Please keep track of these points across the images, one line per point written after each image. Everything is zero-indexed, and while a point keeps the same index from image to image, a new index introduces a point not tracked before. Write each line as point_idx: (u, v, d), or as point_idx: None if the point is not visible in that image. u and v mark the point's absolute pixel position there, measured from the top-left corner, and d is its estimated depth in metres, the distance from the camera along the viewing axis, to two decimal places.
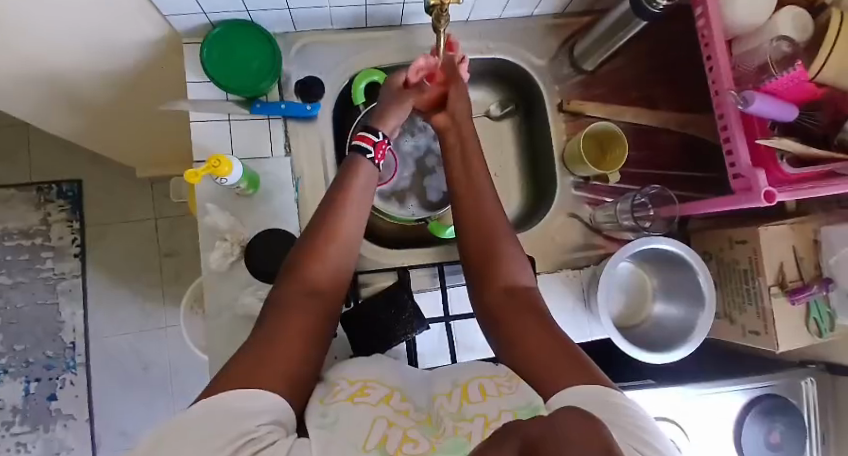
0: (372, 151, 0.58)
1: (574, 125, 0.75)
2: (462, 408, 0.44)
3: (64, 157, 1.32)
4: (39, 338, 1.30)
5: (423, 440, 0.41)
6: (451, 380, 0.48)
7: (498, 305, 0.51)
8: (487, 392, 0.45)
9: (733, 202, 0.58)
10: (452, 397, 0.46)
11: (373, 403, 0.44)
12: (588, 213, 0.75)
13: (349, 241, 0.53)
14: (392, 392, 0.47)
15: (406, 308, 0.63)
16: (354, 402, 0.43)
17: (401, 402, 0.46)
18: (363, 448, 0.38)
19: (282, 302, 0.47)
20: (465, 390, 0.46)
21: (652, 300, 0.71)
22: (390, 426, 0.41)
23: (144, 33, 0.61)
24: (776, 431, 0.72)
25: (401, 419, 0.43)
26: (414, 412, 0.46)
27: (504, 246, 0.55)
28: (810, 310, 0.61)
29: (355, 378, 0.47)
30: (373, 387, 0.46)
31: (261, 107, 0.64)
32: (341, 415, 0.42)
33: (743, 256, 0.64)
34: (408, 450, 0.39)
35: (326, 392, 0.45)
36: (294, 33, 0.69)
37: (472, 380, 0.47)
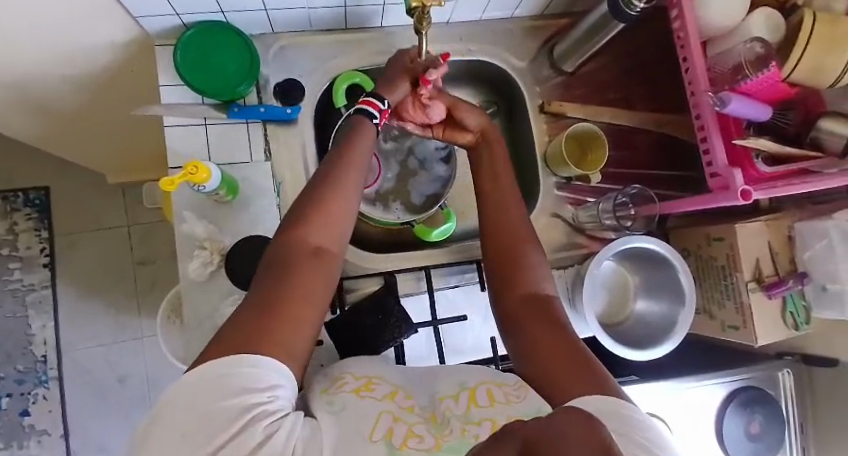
0: (378, 116, 0.57)
1: (556, 126, 0.76)
2: (469, 411, 0.43)
3: (29, 163, 1.27)
4: (8, 352, 1.25)
5: (428, 435, 0.40)
6: (459, 382, 0.48)
7: (517, 310, 0.51)
8: (495, 398, 0.45)
9: (711, 200, 0.59)
10: (459, 400, 0.45)
11: (378, 397, 0.44)
12: (570, 213, 0.75)
13: (346, 204, 0.49)
14: (395, 389, 0.47)
15: (393, 312, 0.62)
16: (359, 396, 0.44)
17: (405, 399, 0.46)
18: (369, 438, 0.38)
19: (286, 258, 0.44)
20: (473, 392, 0.46)
21: (634, 299, 0.71)
22: (395, 420, 0.41)
23: (113, 35, 0.58)
24: (756, 421, 0.74)
25: (405, 415, 0.43)
26: (419, 410, 0.45)
27: (525, 252, 0.55)
28: (786, 304, 0.63)
29: (359, 375, 0.48)
30: (377, 383, 0.47)
31: (239, 111, 0.63)
32: (347, 405, 0.42)
33: (720, 253, 0.66)
34: (413, 444, 0.39)
35: (331, 384, 0.46)
36: (271, 35, 0.68)
37: (480, 385, 0.47)
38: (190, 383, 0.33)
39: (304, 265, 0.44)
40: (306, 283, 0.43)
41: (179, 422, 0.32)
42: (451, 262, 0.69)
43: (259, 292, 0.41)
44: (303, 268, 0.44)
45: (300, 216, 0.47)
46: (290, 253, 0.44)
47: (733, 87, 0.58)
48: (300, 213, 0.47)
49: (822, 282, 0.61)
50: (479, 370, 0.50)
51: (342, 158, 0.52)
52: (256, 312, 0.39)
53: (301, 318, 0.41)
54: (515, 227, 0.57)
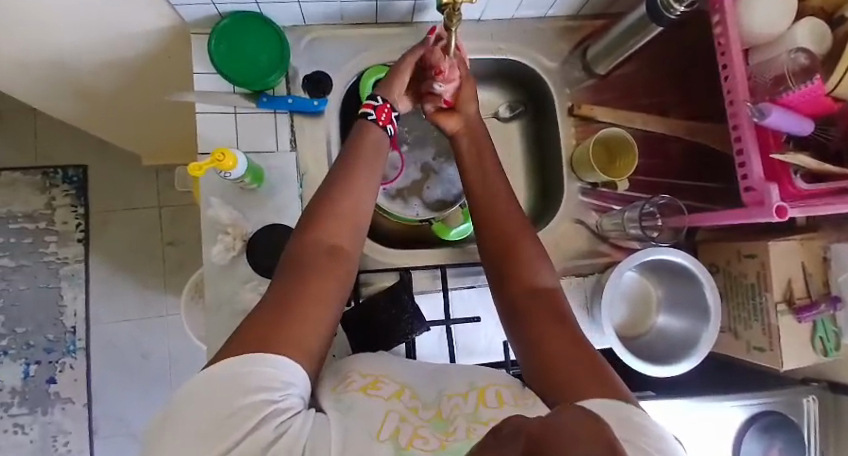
0: (373, 114, 0.58)
1: (584, 131, 0.74)
2: (478, 410, 0.43)
3: (70, 142, 1.32)
4: (40, 321, 1.31)
5: (432, 437, 0.40)
6: (468, 381, 0.48)
7: (520, 308, 0.50)
8: (504, 399, 0.44)
9: (744, 215, 0.57)
10: (467, 399, 0.45)
11: (385, 397, 0.45)
12: (594, 220, 0.73)
13: (359, 219, 0.51)
14: (401, 389, 0.47)
15: (407, 308, 0.62)
16: (367, 394, 0.45)
17: (410, 400, 0.46)
18: (377, 436, 0.39)
19: (304, 260, 0.45)
20: (482, 393, 0.46)
21: (656, 312, 0.69)
22: (401, 420, 0.42)
23: (153, 22, 0.60)
24: (776, 447, 0.71)
25: (410, 416, 0.43)
26: (424, 411, 0.45)
27: (528, 248, 0.54)
28: (816, 328, 0.60)
29: (367, 372, 0.49)
30: (384, 382, 0.47)
31: (267, 101, 0.64)
32: (354, 403, 0.43)
33: (751, 271, 0.63)
34: (418, 444, 0.39)
35: (339, 384, 0.47)
36: (303, 27, 0.68)
37: (489, 386, 0.47)
38: (203, 383, 0.35)
39: (320, 264, 0.46)
40: (325, 285, 0.45)
41: (203, 410, 0.34)
42: (468, 262, 0.69)
43: (279, 294, 0.43)
44: (321, 271, 0.45)
45: (310, 223, 0.48)
46: (308, 255, 0.46)
47: (773, 98, 0.55)
48: (316, 220, 0.49)
49: None
50: (490, 374, 0.50)
51: (350, 166, 0.53)
52: (271, 315, 0.41)
53: (317, 317, 0.42)
54: (515, 224, 0.57)
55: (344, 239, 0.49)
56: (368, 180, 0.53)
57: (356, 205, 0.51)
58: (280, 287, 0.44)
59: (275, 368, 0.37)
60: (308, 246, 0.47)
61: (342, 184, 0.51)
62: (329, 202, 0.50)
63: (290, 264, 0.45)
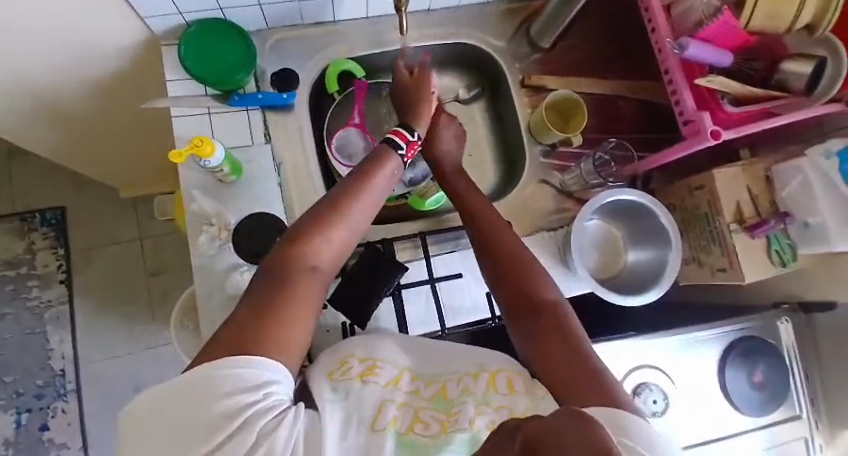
0: (405, 147, 0.59)
1: (536, 99, 0.80)
2: (487, 393, 0.48)
3: (45, 185, 1.33)
4: (29, 367, 1.28)
5: (432, 420, 0.45)
6: (480, 363, 0.51)
7: (527, 320, 0.51)
8: (516, 387, 0.48)
9: (686, 147, 0.63)
10: (477, 379, 0.49)
11: (382, 383, 0.48)
12: (558, 179, 0.78)
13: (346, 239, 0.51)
14: (399, 374, 0.50)
15: (382, 261, 0.66)
16: (363, 381, 0.47)
17: (408, 383, 0.50)
18: (371, 425, 0.42)
19: (284, 279, 0.45)
20: (493, 376, 0.49)
21: (625, 251, 0.74)
22: (397, 407, 0.45)
23: (124, 35, 0.64)
24: (758, 369, 0.75)
25: (408, 401, 0.47)
26: (425, 392, 0.49)
27: (527, 263, 0.57)
28: (770, 242, 0.65)
29: (366, 357, 0.51)
30: (382, 367, 0.50)
31: (239, 99, 0.67)
32: (353, 391, 0.46)
33: (702, 201, 0.69)
34: (418, 430, 0.43)
35: (338, 369, 0.49)
36: (266, 30, 0.73)
37: (500, 370, 0.50)
38: (180, 384, 0.36)
39: (304, 283, 0.46)
40: (300, 297, 0.45)
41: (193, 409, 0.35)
42: (446, 229, 0.74)
43: (257, 306, 0.43)
44: (293, 286, 0.45)
45: (300, 238, 0.47)
46: (292, 270, 0.46)
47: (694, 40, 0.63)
48: (302, 235, 0.48)
49: (802, 219, 0.63)
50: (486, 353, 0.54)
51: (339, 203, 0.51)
52: (254, 323, 0.41)
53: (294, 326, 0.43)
54: (513, 241, 0.60)
55: (326, 259, 0.48)
56: (361, 211, 0.52)
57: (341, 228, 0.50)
58: (264, 299, 0.43)
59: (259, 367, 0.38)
60: (292, 262, 0.46)
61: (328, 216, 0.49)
62: (314, 220, 0.49)
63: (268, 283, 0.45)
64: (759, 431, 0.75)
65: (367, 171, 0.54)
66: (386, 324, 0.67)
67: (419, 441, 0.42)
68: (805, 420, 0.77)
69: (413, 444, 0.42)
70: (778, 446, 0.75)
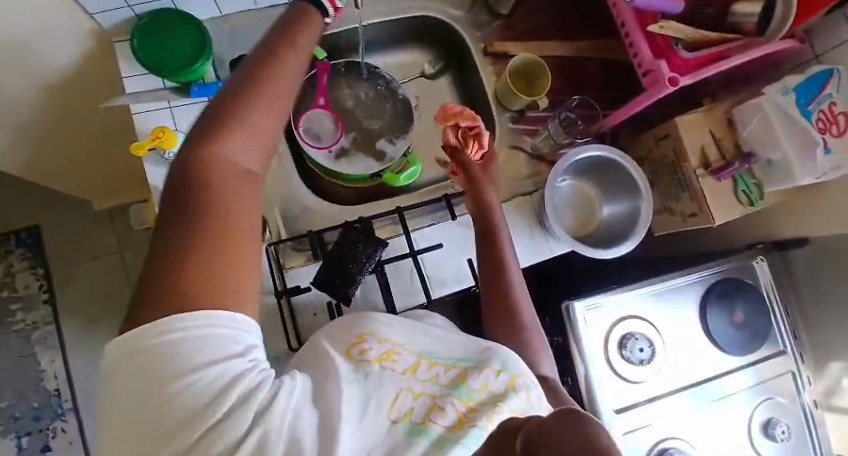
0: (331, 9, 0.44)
1: (500, 65, 0.80)
2: (506, 393, 0.44)
3: (17, 205, 1.30)
4: (21, 392, 1.26)
5: (451, 408, 0.41)
6: (497, 357, 0.48)
7: (507, 321, 0.58)
8: (532, 396, 0.46)
9: (647, 98, 0.64)
10: (498, 377, 0.46)
11: (399, 369, 0.43)
12: (528, 143, 0.79)
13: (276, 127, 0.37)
14: (417, 361, 0.46)
15: (360, 238, 0.65)
16: (382, 366, 0.43)
17: (426, 371, 0.45)
18: (388, 416, 0.39)
19: (187, 197, 0.31)
20: (513, 379, 0.47)
21: (600, 207, 0.76)
22: (416, 398, 0.41)
23: (75, 34, 0.63)
24: (738, 310, 0.77)
25: (427, 389, 0.43)
26: (443, 376, 0.45)
27: (508, 258, 0.62)
28: (736, 183, 0.67)
29: (384, 337, 0.46)
30: (400, 353, 0.46)
31: (198, 90, 0.66)
32: (371, 376, 0.41)
33: (668, 150, 0.70)
34: (437, 420, 0.39)
35: (354, 347, 0.44)
36: (221, 18, 0.72)
37: (520, 374, 0.48)
38: (132, 358, 0.27)
39: (230, 193, 0.32)
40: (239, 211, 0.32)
41: (175, 376, 0.27)
42: (422, 203, 0.73)
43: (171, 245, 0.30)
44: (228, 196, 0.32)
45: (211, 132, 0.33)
46: (205, 181, 0.32)
47: None
48: (209, 127, 0.34)
49: (765, 157, 0.64)
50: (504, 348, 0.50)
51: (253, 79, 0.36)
52: (191, 264, 0.29)
53: (246, 253, 0.32)
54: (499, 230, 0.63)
55: (251, 154, 0.35)
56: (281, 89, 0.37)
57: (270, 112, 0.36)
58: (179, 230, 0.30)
59: (244, 330, 0.31)
60: (202, 169, 0.32)
61: (241, 104, 0.35)
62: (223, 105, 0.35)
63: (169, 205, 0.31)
64: (742, 368, 0.77)
65: (280, 39, 0.39)
66: (372, 299, 0.67)
67: (440, 433, 0.39)
68: (789, 355, 0.79)
69: (434, 435, 0.38)
70: (763, 382, 0.77)
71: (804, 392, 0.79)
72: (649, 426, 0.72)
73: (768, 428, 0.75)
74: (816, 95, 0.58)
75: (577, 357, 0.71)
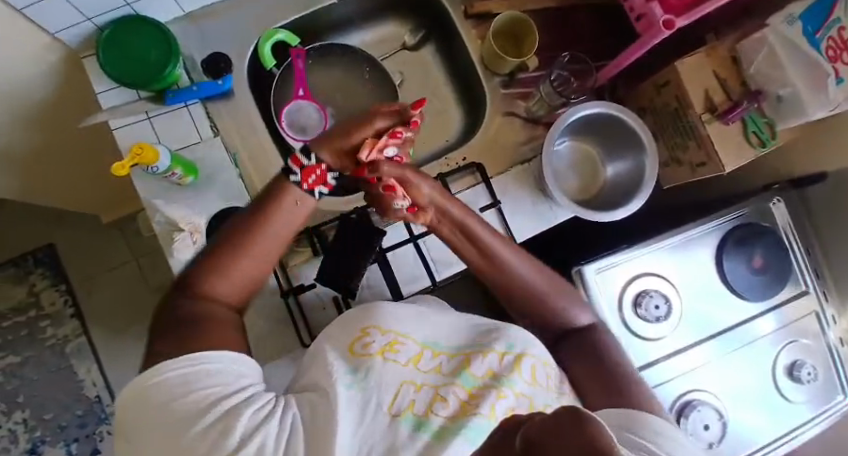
0: (298, 174, 0.52)
1: (484, 27, 0.75)
2: (509, 375, 0.49)
3: (29, 227, 1.33)
4: (64, 402, 1.32)
5: (452, 398, 0.45)
6: (503, 340, 0.52)
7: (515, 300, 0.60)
8: (534, 375, 0.51)
9: (642, 45, 0.59)
10: (501, 360, 0.50)
11: (402, 362, 0.47)
12: (523, 107, 0.75)
13: (264, 254, 0.51)
14: (421, 351, 0.50)
15: (360, 229, 0.64)
16: (385, 358, 0.46)
17: (429, 361, 0.49)
18: (389, 411, 0.43)
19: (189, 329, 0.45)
20: (518, 360, 0.50)
21: (603, 167, 0.73)
22: (417, 389, 0.45)
23: (40, 54, 0.61)
24: (756, 254, 0.74)
25: (429, 381, 0.47)
26: (446, 365, 0.50)
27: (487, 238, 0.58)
28: (746, 125, 0.63)
29: (387, 328, 0.49)
30: (403, 343, 0.49)
31: (174, 96, 0.64)
32: (374, 372, 0.45)
33: (670, 97, 0.66)
34: (438, 411, 0.44)
35: (357, 341, 0.48)
36: (185, 16, 0.68)
37: (526, 356, 0.51)
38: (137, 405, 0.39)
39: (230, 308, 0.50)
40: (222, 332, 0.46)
41: (180, 395, 0.38)
42: None
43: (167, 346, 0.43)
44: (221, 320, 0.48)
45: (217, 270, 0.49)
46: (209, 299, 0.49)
47: None
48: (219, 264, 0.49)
49: (775, 93, 0.60)
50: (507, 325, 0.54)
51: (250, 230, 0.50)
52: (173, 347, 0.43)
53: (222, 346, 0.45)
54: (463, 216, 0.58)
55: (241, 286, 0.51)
56: (264, 244, 0.51)
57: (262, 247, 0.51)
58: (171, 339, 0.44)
59: (239, 367, 0.43)
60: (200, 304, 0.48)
61: (237, 244, 0.50)
62: (227, 246, 0.50)
63: (181, 308, 0.47)
64: (764, 314, 0.75)
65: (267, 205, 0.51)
66: (378, 288, 0.67)
67: (439, 425, 0.43)
68: (813, 295, 0.77)
69: (433, 428, 0.42)
70: (788, 324, 0.75)
71: (829, 329, 0.76)
72: (672, 380, 0.72)
73: (793, 370, 0.74)
74: (823, 22, 0.51)
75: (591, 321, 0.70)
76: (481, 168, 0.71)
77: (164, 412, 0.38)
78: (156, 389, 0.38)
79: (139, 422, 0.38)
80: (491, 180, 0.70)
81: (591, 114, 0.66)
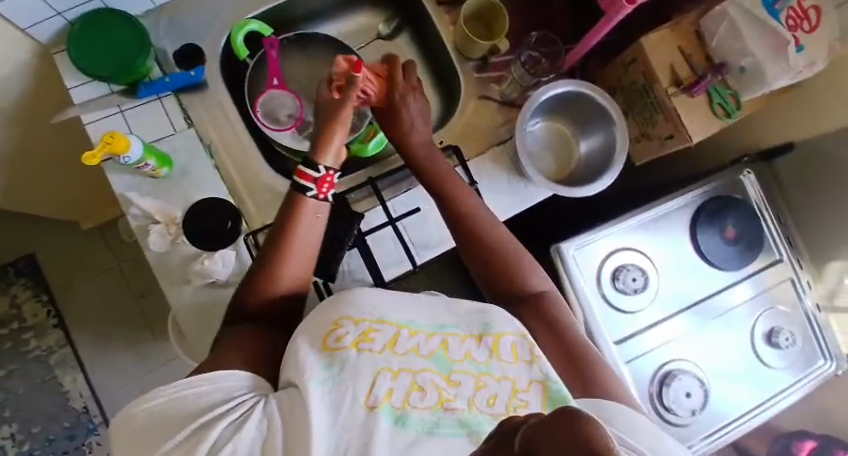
0: (314, 188, 0.53)
1: (455, 13, 0.76)
2: (490, 361, 0.45)
3: (8, 237, 1.31)
4: (51, 414, 1.29)
5: (431, 388, 0.41)
6: (480, 319, 0.47)
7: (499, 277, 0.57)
8: (518, 354, 0.45)
9: (607, 21, 0.61)
10: (480, 344, 0.46)
11: (378, 349, 0.43)
12: (497, 91, 0.76)
13: (303, 261, 0.52)
14: (398, 332, 0.45)
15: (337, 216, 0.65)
16: (359, 349, 0.42)
17: (408, 341, 0.45)
18: (367, 403, 0.38)
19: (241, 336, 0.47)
20: (496, 342, 0.46)
21: (575, 145, 0.74)
22: (394, 378, 0.41)
23: (8, 50, 0.60)
24: (729, 225, 0.75)
25: (406, 367, 0.42)
26: (425, 345, 0.45)
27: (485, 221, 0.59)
28: (711, 96, 0.65)
29: (361, 318, 0.45)
30: (378, 329, 0.44)
31: (146, 88, 0.64)
32: (348, 364, 0.40)
33: (638, 73, 0.68)
34: (414, 402, 0.39)
35: (330, 335, 0.43)
36: (155, 9, 0.68)
37: (504, 334, 0.46)
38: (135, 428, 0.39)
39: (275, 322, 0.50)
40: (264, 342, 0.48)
41: (165, 422, 0.38)
42: (394, 170, 0.71)
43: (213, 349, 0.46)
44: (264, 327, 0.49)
45: (265, 280, 0.50)
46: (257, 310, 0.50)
47: None
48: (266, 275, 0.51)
49: (737, 65, 0.62)
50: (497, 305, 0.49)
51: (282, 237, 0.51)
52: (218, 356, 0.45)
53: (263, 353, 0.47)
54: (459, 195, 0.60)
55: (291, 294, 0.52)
56: (303, 250, 0.52)
57: (299, 255, 0.52)
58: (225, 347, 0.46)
59: (224, 379, 0.41)
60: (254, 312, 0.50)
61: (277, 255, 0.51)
62: (270, 257, 0.51)
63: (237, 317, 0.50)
64: (740, 283, 0.76)
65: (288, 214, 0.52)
66: (359, 273, 0.66)
67: (420, 417, 0.38)
68: (787, 263, 0.78)
69: (415, 422, 0.38)
70: (764, 292, 0.77)
71: (805, 297, 0.78)
72: (653, 351, 0.73)
73: (771, 338, 0.76)
74: None
75: (570, 298, 0.71)
76: (458, 151, 0.71)
77: (163, 424, 0.38)
78: (146, 418, 0.39)
79: (139, 432, 0.39)
80: (467, 163, 0.71)
81: (559, 90, 0.67)
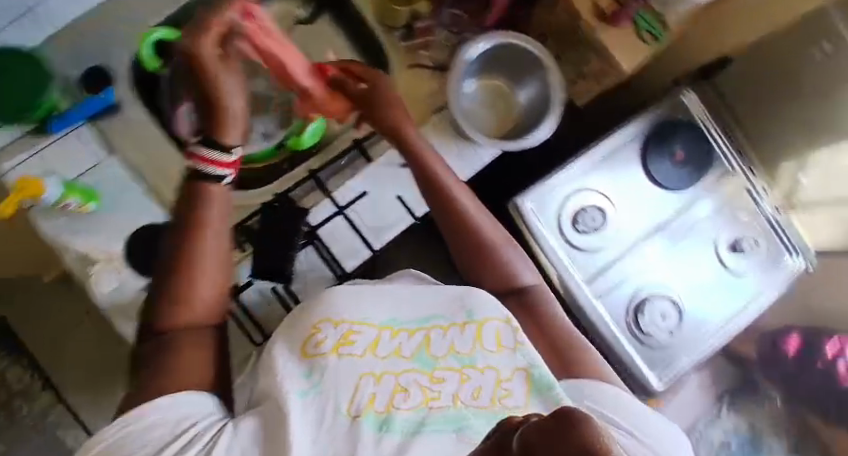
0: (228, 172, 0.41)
1: None
2: (474, 352, 0.40)
3: None
4: None
5: (414, 389, 0.37)
6: (462, 308, 0.44)
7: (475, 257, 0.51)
8: (502, 340, 0.41)
9: None
10: (463, 331, 0.42)
11: (359, 353, 0.40)
12: (427, 57, 0.74)
13: (217, 267, 0.40)
14: (379, 334, 0.42)
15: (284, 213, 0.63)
16: (340, 354, 0.39)
17: (389, 343, 0.41)
18: (348, 412, 0.35)
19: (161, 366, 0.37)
20: (480, 329, 0.42)
21: (513, 96, 0.73)
22: (377, 382, 0.37)
23: None
24: (677, 149, 0.75)
25: (390, 369, 0.39)
26: (407, 346, 0.41)
27: (460, 199, 0.53)
28: (638, 25, 0.63)
29: (341, 318, 0.42)
30: (359, 331, 0.41)
31: (57, 123, 0.60)
32: (327, 372, 0.38)
33: (560, 13, 0.66)
34: (399, 404, 0.35)
35: (308, 341, 0.40)
36: (51, 38, 0.65)
37: (487, 320, 0.42)
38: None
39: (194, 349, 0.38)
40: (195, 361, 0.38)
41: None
42: (334, 157, 0.70)
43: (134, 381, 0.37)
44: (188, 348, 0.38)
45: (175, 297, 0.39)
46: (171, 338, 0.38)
47: None
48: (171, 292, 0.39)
49: None
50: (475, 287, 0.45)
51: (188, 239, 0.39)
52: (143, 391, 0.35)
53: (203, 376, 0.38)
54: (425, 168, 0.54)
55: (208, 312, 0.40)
56: (217, 251, 0.40)
57: (210, 260, 0.39)
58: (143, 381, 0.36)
59: (180, 405, 0.34)
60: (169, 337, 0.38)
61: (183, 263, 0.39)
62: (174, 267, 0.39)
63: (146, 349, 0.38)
64: (697, 202, 0.77)
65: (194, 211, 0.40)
66: (320, 269, 0.66)
67: (405, 420, 0.34)
68: (740, 173, 0.79)
69: (399, 426, 0.34)
70: (722, 205, 0.78)
71: (763, 202, 0.79)
72: (623, 284, 0.75)
73: (734, 247, 0.77)
74: None
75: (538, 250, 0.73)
76: None
77: None
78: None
79: None
80: None
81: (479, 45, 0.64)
